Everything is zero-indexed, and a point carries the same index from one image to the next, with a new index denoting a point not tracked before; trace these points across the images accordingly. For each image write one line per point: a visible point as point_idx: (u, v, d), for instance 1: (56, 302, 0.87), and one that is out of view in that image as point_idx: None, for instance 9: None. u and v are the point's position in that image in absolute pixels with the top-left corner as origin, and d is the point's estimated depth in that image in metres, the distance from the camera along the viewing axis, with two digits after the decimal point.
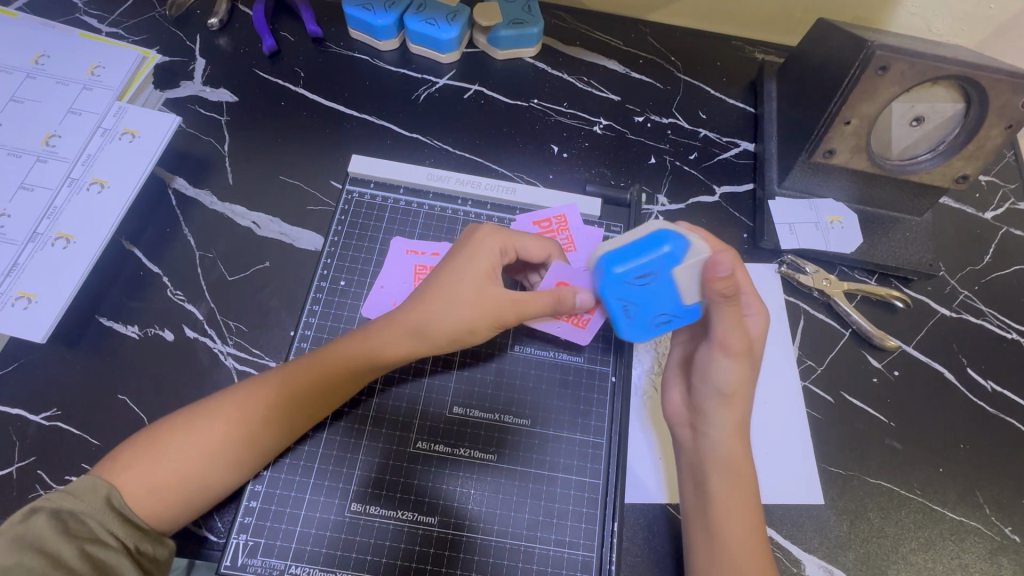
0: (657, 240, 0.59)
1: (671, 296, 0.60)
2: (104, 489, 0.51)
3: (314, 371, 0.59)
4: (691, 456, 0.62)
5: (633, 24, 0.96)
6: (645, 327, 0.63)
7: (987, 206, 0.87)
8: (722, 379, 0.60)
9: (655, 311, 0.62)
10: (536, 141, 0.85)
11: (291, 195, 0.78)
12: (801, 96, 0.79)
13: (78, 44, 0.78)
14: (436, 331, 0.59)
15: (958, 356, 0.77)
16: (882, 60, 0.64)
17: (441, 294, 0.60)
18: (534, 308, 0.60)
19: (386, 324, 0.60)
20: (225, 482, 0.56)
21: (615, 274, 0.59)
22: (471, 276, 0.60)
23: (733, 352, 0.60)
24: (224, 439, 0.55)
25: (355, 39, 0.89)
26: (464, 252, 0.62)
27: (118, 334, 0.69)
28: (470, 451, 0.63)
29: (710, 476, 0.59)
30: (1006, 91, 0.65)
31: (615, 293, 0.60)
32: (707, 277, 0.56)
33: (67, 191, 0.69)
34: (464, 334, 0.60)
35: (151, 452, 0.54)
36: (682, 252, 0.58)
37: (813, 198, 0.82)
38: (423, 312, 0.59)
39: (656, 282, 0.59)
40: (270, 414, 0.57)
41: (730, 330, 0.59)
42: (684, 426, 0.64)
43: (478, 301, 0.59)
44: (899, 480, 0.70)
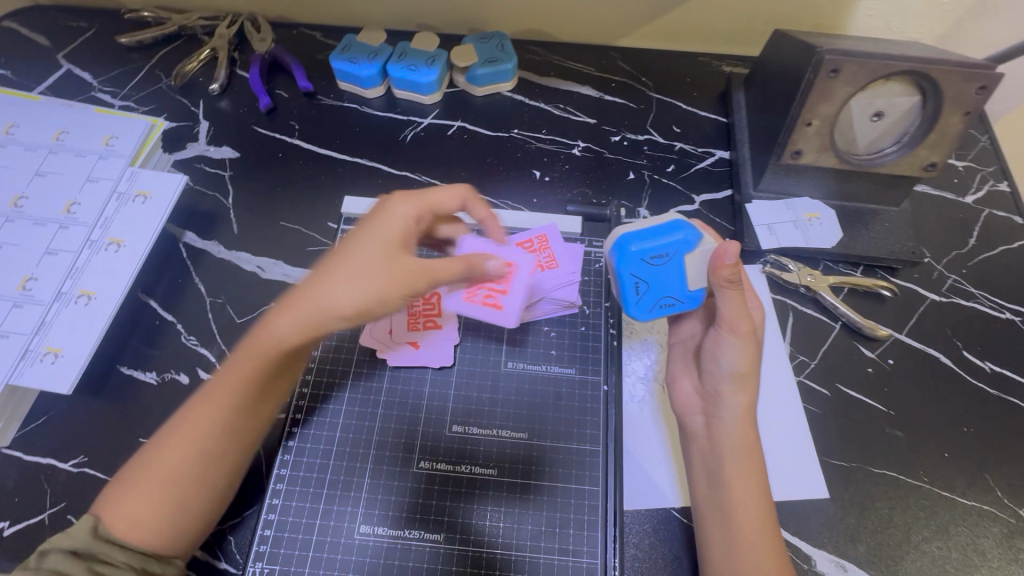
0: (672, 226, 0.64)
1: (678, 280, 0.65)
2: (90, 522, 0.54)
3: (246, 365, 0.59)
4: (705, 443, 0.64)
5: (603, 51, 1.01)
6: (648, 309, 0.67)
7: (967, 190, 0.89)
8: (733, 361, 0.64)
9: (662, 294, 0.66)
10: (518, 168, 0.90)
11: (292, 239, 0.83)
12: (766, 103, 0.83)
13: (93, 119, 0.85)
14: (339, 306, 0.56)
15: (952, 340, 0.77)
16: (832, 63, 0.68)
17: (341, 269, 0.57)
18: (442, 271, 0.59)
19: (286, 308, 0.57)
20: (194, 503, 0.57)
21: (633, 250, 0.63)
22: (378, 244, 0.58)
23: (740, 334, 0.64)
24: (180, 460, 0.57)
25: (343, 90, 0.96)
26: (363, 227, 0.60)
27: (137, 381, 0.73)
28: (472, 467, 0.65)
29: (725, 462, 0.61)
30: (958, 80, 0.68)
31: (629, 268, 0.64)
32: (716, 263, 0.62)
33: (87, 252, 0.75)
34: (373, 305, 0.56)
35: (125, 485, 0.56)
36: (695, 241, 0.64)
37: (789, 197, 0.84)
38: (324, 288, 0.57)
39: (669, 264, 0.64)
40: (211, 424, 0.58)
41: (736, 313, 0.63)
42: (695, 414, 0.66)
43: (382, 270, 0.57)
44: (905, 468, 0.70)
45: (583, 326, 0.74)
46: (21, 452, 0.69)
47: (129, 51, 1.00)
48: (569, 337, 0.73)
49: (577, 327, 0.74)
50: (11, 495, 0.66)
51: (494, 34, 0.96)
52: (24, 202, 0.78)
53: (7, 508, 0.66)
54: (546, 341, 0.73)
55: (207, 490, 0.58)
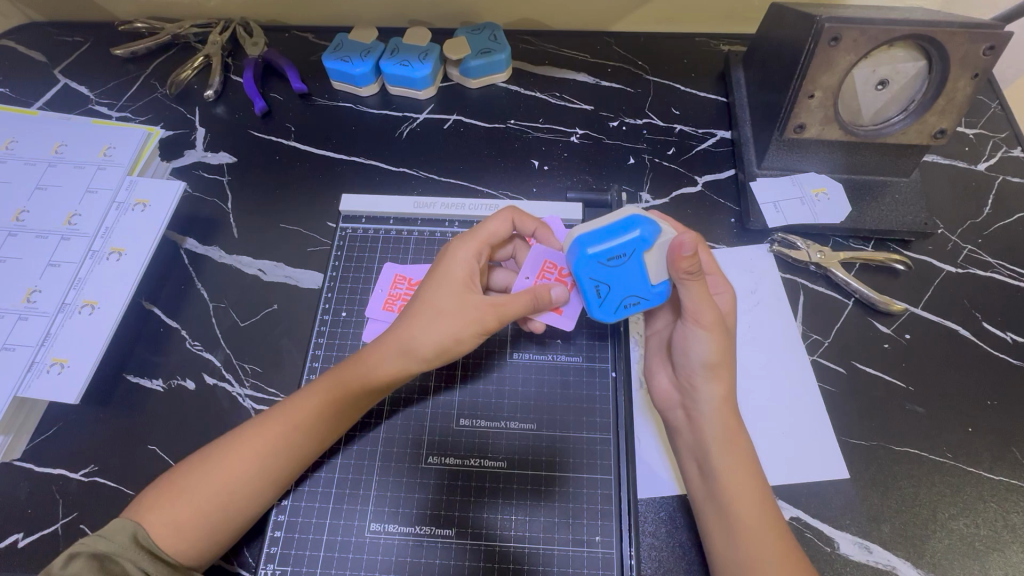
0: (627, 223, 0.62)
1: (640, 278, 0.63)
2: (130, 527, 0.54)
3: (336, 393, 0.61)
4: (689, 438, 0.62)
5: (597, 37, 1.00)
6: (615, 310, 0.64)
7: (979, 158, 0.86)
8: (703, 353, 0.61)
9: (625, 293, 0.63)
10: (516, 159, 0.89)
11: (292, 240, 0.83)
12: (766, 78, 0.81)
13: (91, 131, 0.85)
14: (423, 349, 0.60)
15: (971, 311, 0.75)
16: (832, 31, 0.66)
17: (422, 309, 0.62)
18: (512, 308, 0.61)
19: (378, 347, 0.62)
20: (248, 512, 0.59)
21: (589, 252, 0.61)
22: (452, 287, 0.62)
23: (705, 324, 0.60)
24: (250, 472, 0.58)
25: (338, 90, 0.95)
26: (440, 265, 0.64)
27: (144, 389, 0.73)
28: (481, 461, 0.65)
29: (711, 456, 0.59)
30: (964, 42, 0.66)
31: (585, 271, 0.62)
32: (674, 257, 0.59)
33: (89, 263, 0.75)
34: (449, 345, 0.61)
35: (171, 495, 0.57)
36: (652, 236, 0.61)
37: (794, 173, 0.83)
38: (411, 331, 0.61)
39: (626, 263, 0.62)
40: (283, 442, 0.60)
41: (701, 303, 0.60)
42: (676, 408, 0.65)
43: (465, 310, 0.61)
44: (928, 445, 0.68)
45: (589, 313, 0.73)
46: (33, 463, 0.69)
47: (124, 62, 1.01)
48: (575, 326, 0.72)
49: (583, 315, 0.73)
50: (25, 506, 0.67)
51: (486, 25, 0.95)
52: (26, 216, 0.78)
53: (20, 520, 0.66)
54: (551, 329, 0.72)
55: (264, 501, 0.60)
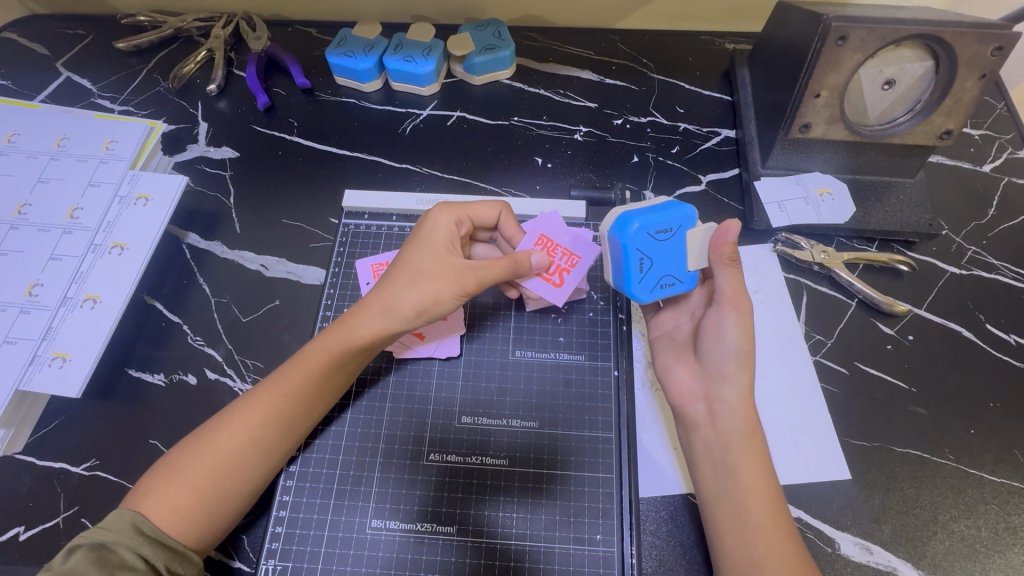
0: (671, 203, 0.63)
1: (678, 258, 0.63)
2: (130, 516, 0.54)
3: (328, 359, 0.62)
4: (708, 430, 0.62)
5: (602, 34, 0.99)
6: (652, 289, 0.64)
7: (984, 159, 0.86)
8: (736, 341, 0.61)
9: (664, 272, 0.63)
10: (520, 156, 0.88)
11: (294, 236, 0.83)
12: (771, 77, 0.81)
13: (93, 124, 0.85)
14: (404, 307, 0.62)
15: (974, 313, 0.75)
16: (840, 30, 0.65)
17: (404, 272, 0.63)
18: (490, 273, 0.62)
19: (363, 309, 0.63)
20: (248, 488, 0.59)
21: (637, 224, 0.61)
22: (431, 251, 0.64)
23: (741, 310, 0.62)
24: (238, 445, 0.58)
25: (341, 86, 0.95)
26: (420, 233, 0.66)
27: (146, 383, 0.73)
28: (483, 459, 0.64)
29: (733, 448, 0.59)
30: (972, 42, 0.65)
31: (633, 244, 0.61)
32: (718, 241, 0.61)
33: (91, 257, 0.75)
34: (429, 304, 0.62)
35: (170, 473, 0.57)
36: (693, 219, 0.63)
37: (799, 173, 0.82)
38: (391, 292, 0.62)
39: (670, 241, 0.62)
40: (275, 411, 0.60)
41: (738, 290, 0.62)
42: (697, 400, 0.64)
43: (445, 275, 0.62)
44: (930, 447, 0.68)
45: (591, 311, 0.73)
46: (34, 456, 0.69)
47: (126, 55, 1.01)
48: (577, 324, 0.72)
49: (586, 313, 0.73)
50: (26, 500, 0.67)
51: (490, 21, 0.94)
52: (28, 209, 0.78)
53: (21, 514, 0.66)
54: (555, 327, 0.72)
55: (262, 474, 0.60)
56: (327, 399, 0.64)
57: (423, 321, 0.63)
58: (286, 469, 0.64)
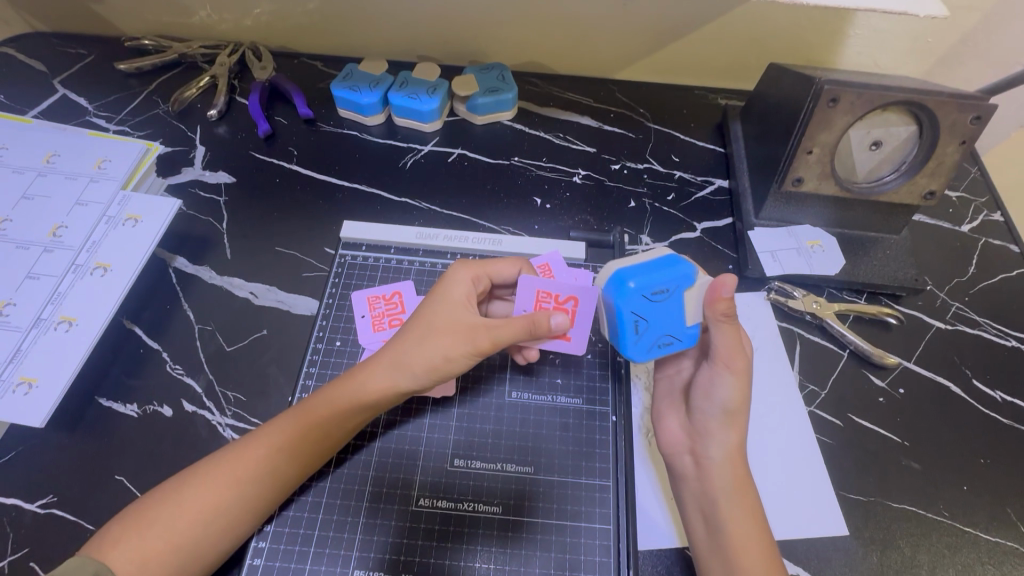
0: (669, 260, 0.60)
1: (676, 318, 0.61)
2: (93, 566, 0.50)
3: (333, 414, 0.59)
4: (697, 483, 0.60)
5: (601, 83, 1.03)
6: (648, 349, 0.63)
7: (962, 219, 0.90)
8: (725, 398, 0.60)
9: (661, 333, 0.62)
10: (519, 195, 0.89)
11: (287, 264, 0.81)
12: (764, 132, 0.84)
13: (87, 143, 0.84)
14: (415, 365, 0.59)
15: (961, 369, 0.76)
16: (831, 92, 0.69)
17: (417, 328, 0.61)
18: (506, 332, 0.58)
19: (374, 362, 0.61)
20: (225, 542, 0.55)
21: (632, 286, 0.58)
22: (446, 306, 0.61)
23: (734, 369, 0.60)
24: (222, 500, 0.54)
25: (344, 118, 0.96)
26: (436, 288, 0.63)
27: (117, 414, 0.69)
28: (474, 504, 0.62)
29: (722, 504, 0.58)
30: (953, 110, 0.69)
31: (628, 306, 0.59)
32: (712, 297, 0.59)
33: (71, 277, 0.72)
34: (439, 363, 0.59)
35: (145, 519, 0.53)
36: (693, 275, 0.60)
37: (790, 225, 0.84)
38: (401, 348, 0.60)
39: (666, 303, 0.60)
40: (267, 464, 0.57)
41: (733, 348, 0.60)
42: (684, 453, 0.63)
43: (456, 333, 0.59)
44: (925, 503, 0.67)
45: (589, 353, 0.72)
46: None
47: (127, 77, 1.00)
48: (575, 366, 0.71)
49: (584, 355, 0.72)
50: None
51: (494, 66, 0.97)
52: (8, 225, 0.75)
53: None
54: (552, 369, 0.71)
55: (243, 530, 0.56)
56: (322, 457, 0.60)
57: (432, 381, 0.60)
58: (262, 527, 0.60)
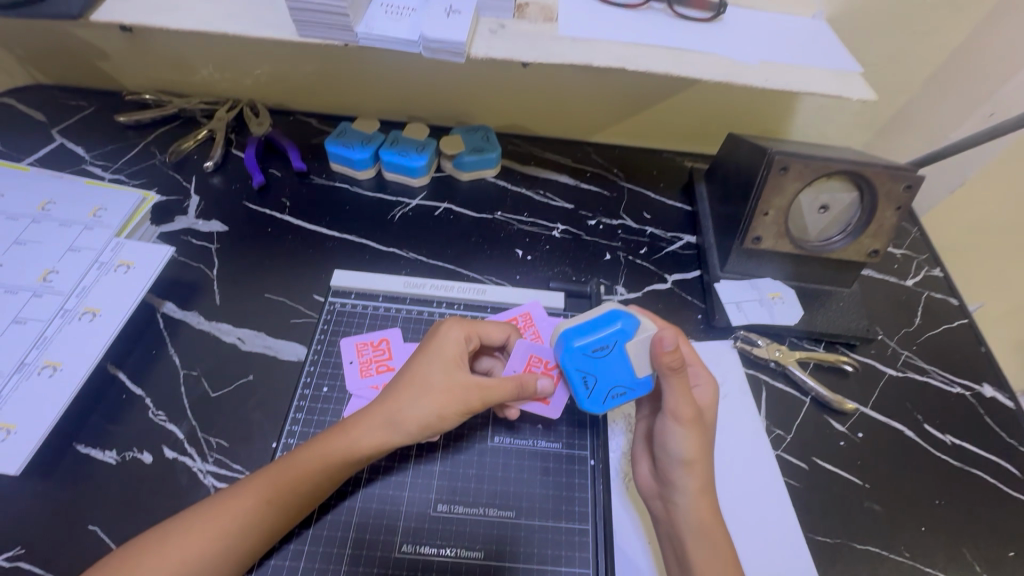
0: (610, 317, 0.65)
1: (624, 370, 0.64)
2: None
3: (294, 476, 0.59)
4: (669, 529, 0.63)
5: (578, 145, 1.12)
6: (603, 401, 0.66)
7: (907, 274, 0.98)
8: (680, 448, 0.61)
9: (613, 383, 0.65)
10: (502, 247, 0.95)
11: (276, 310, 0.83)
12: (725, 194, 0.92)
13: (83, 191, 0.86)
14: (408, 423, 0.60)
15: (914, 414, 0.82)
16: (782, 162, 0.77)
17: (410, 384, 0.62)
18: (498, 392, 0.62)
19: (362, 417, 0.61)
20: None
21: (576, 343, 0.64)
22: (441, 365, 0.63)
23: (684, 420, 0.61)
24: (204, 552, 0.54)
25: (336, 171, 1.01)
26: (429, 344, 0.65)
27: (95, 461, 0.68)
28: (457, 551, 0.63)
29: (689, 552, 0.59)
30: (888, 180, 0.78)
31: (572, 363, 0.64)
32: (656, 352, 0.61)
33: (59, 322, 0.72)
34: (433, 421, 0.61)
35: (124, 575, 0.53)
36: (633, 328, 0.64)
37: (752, 278, 0.91)
38: (395, 404, 0.61)
39: (610, 354, 0.64)
40: (252, 516, 0.57)
41: (680, 399, 0.61)
42: (657, 499, 0.65)
43: (451, 392, 0.61)
44: (886, 543, 0.71)
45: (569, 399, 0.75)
46: None
47: (125, 128, 1.04)
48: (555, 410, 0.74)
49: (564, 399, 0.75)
50: None
51: (480, 127, 1.05)
52: None
53: None
54: (532, 414, 0.73)
55: None
56: (300, 515, 0.60)
57: (425, 437, 0.62)
58: None
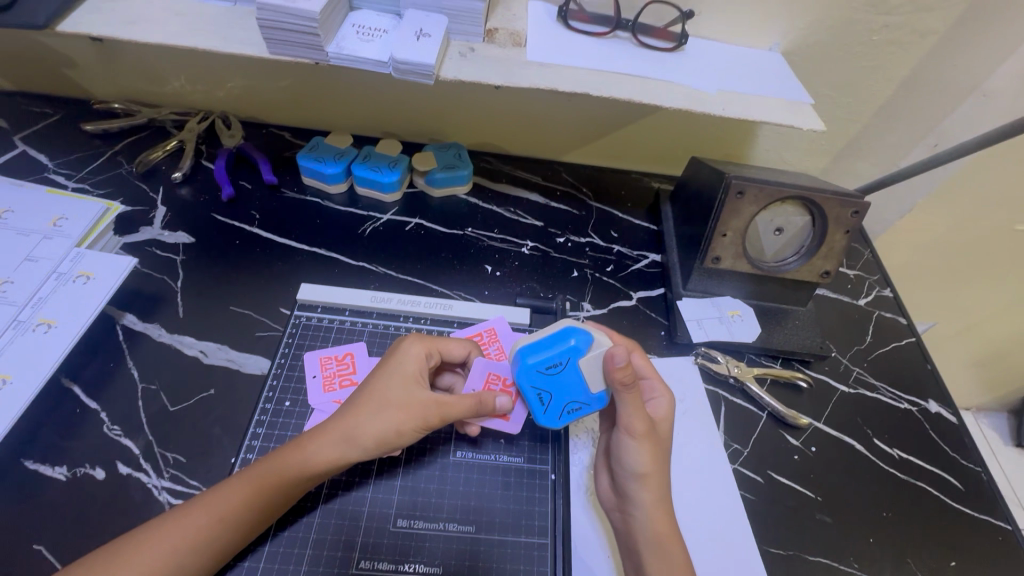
0: (563, 333, 0.66)
1: (578, 386, 0.66)
2: None
3: (240, 497, 0.58)
4: (628, 542, 0.64)
5: (549, 164, 1.15)
6: (559, 416, 0.67)
7: (859, 294, 1.03)
8: (635, 462, 0.64)
9: (568, 399, 0.67)
10: (471, 263, 0.96)
11: (241, 323, 0.83)
12: (688, 215, 0.96)
13: (44, 200, 0.85)
14: (366, 439, 0.60)
15: (864, 428, 0.85)
16: (738, 186, 0.81)
17: (369, 400, 0.62)
18: (456, 408, 0.63)
19: (318, 433, 0.61)
20: None
21: (530, 361, 0.65)
22: (402, 381, 0.63)
23: (637, 434, 0.64)
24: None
25: (307, 185, 1.01)
26: (390, 360, 0.65)
27: (43, 477, 0.66)
28: (415, 566, 0.63)
29: (645, 564, 0.61)
30: (836, 206, 0.82)
31: (528, 381, 0.66)
32: (609, 368, 0.62)
33: (11, 333, 0.71)
34: (391, 438, 0.61)
35: None
36: (585, 345, 0.65)
37: (713, 296, 0.94)
38: (353, 420, 0.61)
39: (565, 371, 0.65)
40: (200, 536, 0.56)
41: (633, 413, 0.64)
42: (617, 512, 0.67)
43: (410, 409, 0.61)
44: (837, 555, 0.73)
45: None
46: None
47: (92, 137, 1.03)
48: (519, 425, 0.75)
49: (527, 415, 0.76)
50: None
51: (452, 145, 1.07)
52: None
53: None
54: (496, 428, 0.74)
55: None
56: (252, 533, 0.59)
57: (382, 452, 0.62)
58: None
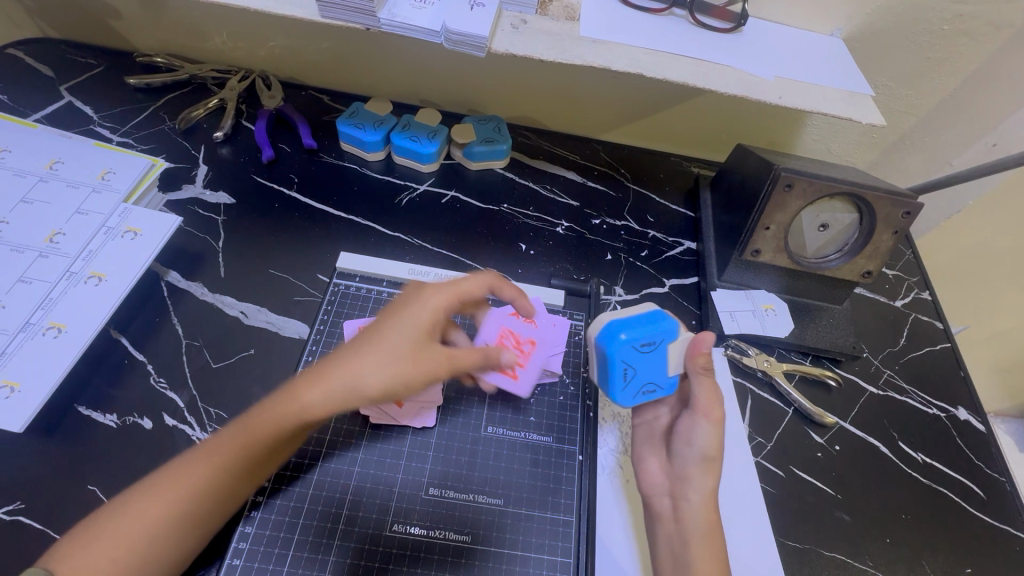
0: (654, 316, 0.70)
1: (661, 368, 0.71)
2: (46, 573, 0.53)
3: (250, 438, 0.60)
4: (672, 523, 0.67)
5: (588, 142, 1.12)
6: (634, 395, 0.71)
7: (896, 295, 1.01)
8: (704, 445, 0.69)
9: (647, 380, 0.71)
10: (506, 240, 0.96)
11: (279, 287, 0.84)
12: (729, 204, 0.94)
13: (91, 153, 0.86)
14: (370, 389, 0.60)
15: (890, 431, 0.85)
16: (787, 179, 0.79)
17: (377, 350, 0.62)
18: (464, 361, 0.64)
19: (323, 379, 0.61)
20: (176, 545, 0.57)
21: (623, 339, 0.67)
22: (411, 332, 0.63)
23: (712, 418, 0.70)
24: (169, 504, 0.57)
25: (346, 151, 1.01)
26: (404, 310, 0.65)
27: (95, 423, 0.70)
28: (446, 532, 0.65)
29: (690, 544, 0.65)
30: (887, 205, 0.80)
31: (619, 358, 0.68)
32: (693, 352, 0.69)
33: (64, 284, 0.73)
34: (396, 388, 0.61)
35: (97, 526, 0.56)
36: (676, 330, 0.70)
37: (748, 289, 0.93)
38: (358, 369, 0.61)
39: (652, 353, 0.69)
40: (210, 470, 0.59)
41: (711, 399, 0.70)
42: (663, 495, 0.70)
43: (418, 360, 0.62)
44: (852, 552, 0.74)
45: (562, 395, 0.77)
46: None
47: (134, 90, 1.03)
48: (548, 405, 0.76)
49: (557, 396, 0.77)
50: None
51: (492, 118, 1.05)
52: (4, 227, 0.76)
53: None
54: (526, 407, 0.76)
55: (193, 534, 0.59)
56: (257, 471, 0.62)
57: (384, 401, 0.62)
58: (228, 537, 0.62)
